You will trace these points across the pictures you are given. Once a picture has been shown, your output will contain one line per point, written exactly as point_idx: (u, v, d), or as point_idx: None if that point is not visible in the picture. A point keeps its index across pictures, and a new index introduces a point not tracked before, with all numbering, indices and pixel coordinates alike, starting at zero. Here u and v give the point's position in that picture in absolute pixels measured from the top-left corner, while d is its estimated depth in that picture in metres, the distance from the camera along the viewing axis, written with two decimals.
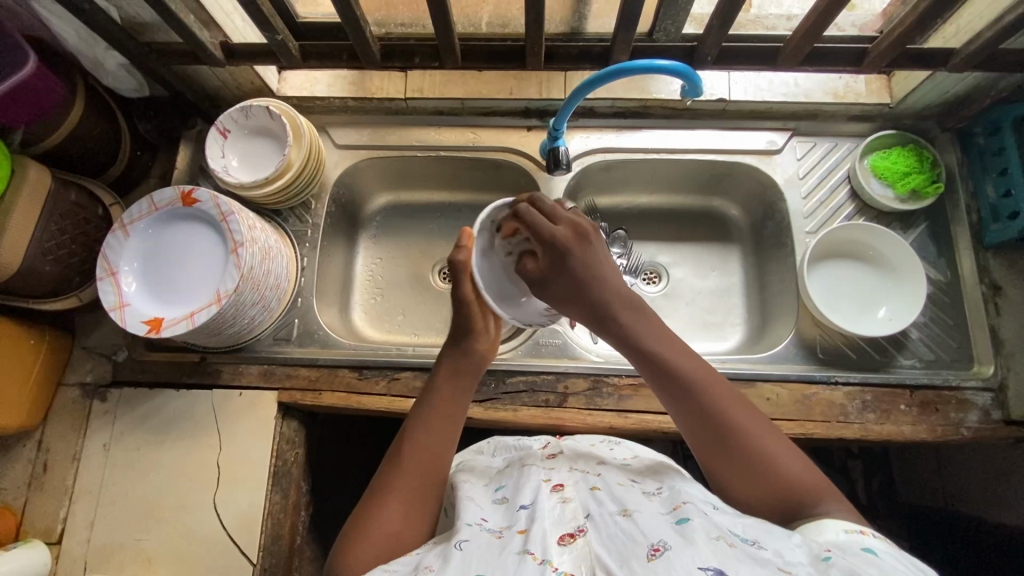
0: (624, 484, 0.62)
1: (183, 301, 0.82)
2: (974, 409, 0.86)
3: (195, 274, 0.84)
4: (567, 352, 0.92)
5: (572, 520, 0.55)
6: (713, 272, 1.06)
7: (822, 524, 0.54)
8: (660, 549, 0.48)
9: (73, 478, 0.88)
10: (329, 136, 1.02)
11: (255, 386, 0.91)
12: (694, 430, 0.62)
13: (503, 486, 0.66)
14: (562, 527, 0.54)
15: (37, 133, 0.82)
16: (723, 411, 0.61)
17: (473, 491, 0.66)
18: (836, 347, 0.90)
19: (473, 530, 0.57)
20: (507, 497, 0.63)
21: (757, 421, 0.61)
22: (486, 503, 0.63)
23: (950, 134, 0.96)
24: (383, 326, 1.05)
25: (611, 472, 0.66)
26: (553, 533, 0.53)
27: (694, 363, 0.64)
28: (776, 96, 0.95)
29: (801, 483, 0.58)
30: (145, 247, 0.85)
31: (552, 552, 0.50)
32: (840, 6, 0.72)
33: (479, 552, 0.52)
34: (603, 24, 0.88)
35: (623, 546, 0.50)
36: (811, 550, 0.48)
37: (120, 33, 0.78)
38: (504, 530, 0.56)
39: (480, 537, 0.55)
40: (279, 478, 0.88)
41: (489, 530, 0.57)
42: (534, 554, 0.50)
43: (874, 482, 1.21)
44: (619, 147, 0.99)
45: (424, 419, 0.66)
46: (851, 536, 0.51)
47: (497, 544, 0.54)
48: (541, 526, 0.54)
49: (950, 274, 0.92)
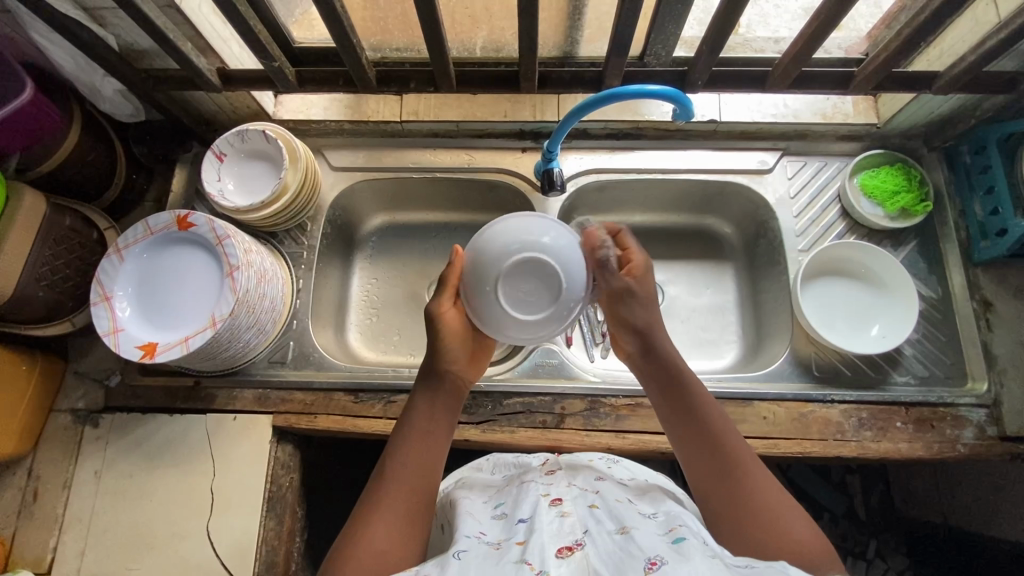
0: (622, 501, 0.63)
1: (178, 321, 0.82)
2: (970, 426, 0.86)
3: (188, 292, 0.84)
4: (564, 371, 0.92)
5: (570, 534, 0.54)
6: (707, 288, 1.07)
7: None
8: (656, 563, 0.48)
9: (63, 507, 0.87)
10: (325, 159, 1.02)
11: (250, 410, 0.90)
12: (705, 483, 0.63)
13: (502, 503, 0.66)
14: (561, 540, 0.53)
15: (32, 159, 0.82)
16: (738, 472, 0.62)
17: (472, 508, 0.66)
18: (831, 363, 0.91)
19: (471, 541, 0.57)
20: (505, 513, 0.63)
21: (772, 485, 0.61)
22: (484, 519, 0.63)
23: (937, 153, 0.97)
24: (379, 347, 1.05)
25: (608, 489, 0.66)
26: (551, 546, 0.52)
27: (705, 414, 0.67)
28: (766, 117, 0.97)
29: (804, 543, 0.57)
30: (135, 267, 0.84)
31: (550, 564, 0.50)
32: (828, 32, 0.74)
33: (478, 562, 0.52)
34: (596, 48, 0.88)
35: (621, 560, 0.50)
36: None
37: (116, 60, 0.79)
38: (502, 542, 0.56)
39: (478, 548, 0.55)
40: (273, 504, 0.87)
41: (487, 542, 0.57)
42: (531, 564, 0.50)
43: (873, 498, 1.23)
44: (612, 168, 1.00)
45: (415, 436, 0.66)
46: None
47: (495, 554, 0.53)
48: (539, 538, 0.54)
49: (941, 291, 0.93)
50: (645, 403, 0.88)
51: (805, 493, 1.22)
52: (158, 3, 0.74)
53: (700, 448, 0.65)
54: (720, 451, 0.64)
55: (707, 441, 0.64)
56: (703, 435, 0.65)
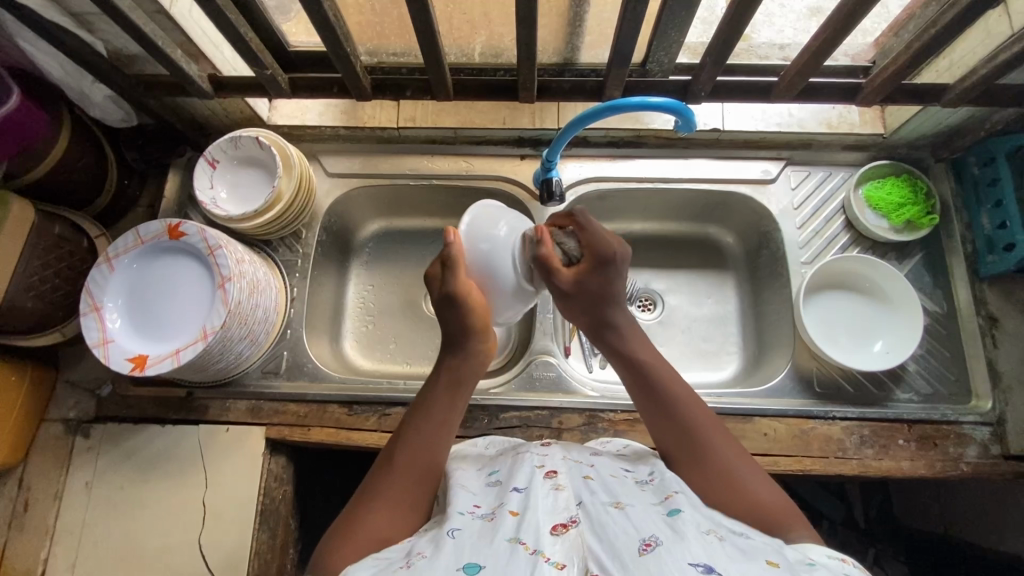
0: (617, 475, 0.62)
1: (170, 317, 0.81)
2: (973, 444, 0.84)
3: (183, 289, 0.83)
4: (561, 385, 0.91)
5: (565, 510, 0.53)
6: (708, 299, 1.05)
7: (807, 547, 0.53)
8: (651, 544, 0.48)
9: (54, 518, 0.86)
10: (320, 165, 1.01)
11: (243, 421, 0.89)
12: (672, 443, 0.66)
13: (497, 470, 0.65)
14: (555, 516, 0.52)
15: (21, 166, 0.80)
16: (700, 429, 0.65)
17: (465, 477, 0.64)
18: (833, 379, 0.89)
19: (465, 518, 0.55)
20: (500, 479, 0.62)
21: (732, 444, 0.65)
22: (477, 488, 0.62)
23: (944, 164, 0.96)
24: (375, 355, 1.04)
25: (603, 462, 0.65)
26: (546, 522, 0.52)
27: (664, 377, 0.70)
28: (770, 126, 0.95)
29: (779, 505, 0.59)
30: (136, 272, 0.83)
31: (545, 543, 0.49)
32: (836, 43, 0.72)
33: (471, 541, 0.51)
34: (597, 55, 0.86)
35: (616, 538, 0.49)
36: (795, 555, 0.51)
37: (104, 66, 0.77)
38: (496, 512, 0.55)
39: (471, 525, 0.53)
40: (266, 517, 0.86)
41: (481, 515, 0.55)
42: (526, 544, 0.48)
43: (872, 508, 1.20)
44: (612, 176, 0.99)
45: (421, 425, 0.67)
46: (834, 562, 0.51)
47: (488, 530, 0.52)
48: (535, 513, 0.52)
49: (946, 306, 0.91)
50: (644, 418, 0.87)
51: (804, 502, 1.20)
52: (148, 8, 0.72)
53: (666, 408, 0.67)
54: (684, 414, 0.66)
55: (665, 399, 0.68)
56: (668, 397, 0.68)
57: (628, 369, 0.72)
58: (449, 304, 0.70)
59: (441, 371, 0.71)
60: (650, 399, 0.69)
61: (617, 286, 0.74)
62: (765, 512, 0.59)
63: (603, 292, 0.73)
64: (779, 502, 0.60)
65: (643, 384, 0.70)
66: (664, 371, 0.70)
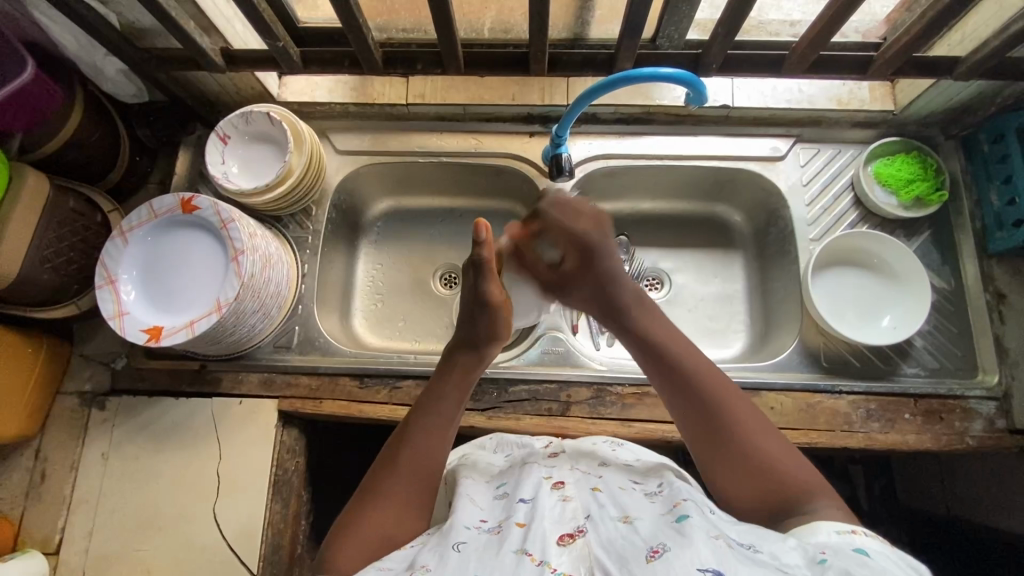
0: (625, 488, 0.63)
1: (179, 303, 0.82)
2: (979, 418, 0.85)
3: (192, 278, 0.83)
4: (570, 359, 0.92)
5: (572, 520, 0.55)
6: (715, 277, 1.06)
7: (815, 526, 0.54)
8: (659, 551, 0.49)
9: (70, 488, 0.88)
10: (330, 142, 1.01)
11: (256, 394, 0.90)
12: (695, 428, 0.66)
13: (504, 484, 0.66)
14: (562, 526, 0.54)
15: (35, 139, 0.81)
16: (723, 408, 0.65)
17: (473, 489, 0.66)
18: (840, 354, 0.90)
19: (471, 532, 0.57)
20: (507, 494, 0.63)
21: (752, 419, 0.65)
22: (486, 502, 0.64)
23: (954, 141, 0.95)
24: (384, 333, 1.05)
25: (612, 474, 0.67)
26: (553, 532, 0.53)
27: (683, 359, 0.69)
28: (780, 102, 0.94)
29: (802, 484, 0.60)
30: (145, 252, 0.84)
31: (551, 553, 0.51)
32: (849, 13, 0.72)
33: (477, 554, 0.53)
34: (607, 30, 0.86)
35: (622, 547, 0.50)
36: (806, 553, 0.50)
37: (118, 38, 0.77)
38: (503, 526, 0.57)
39: (478, 539, 0.56)
40: (279, 487, 0.87)
41: (487, 530, 0.57)
42: (532, 554, 0.50)
43: (876, 488, 1.20)
44: (621, 153, 0.99)
45: (427, 424, 0.67)
46: (843, 537, 0.52)
47: (494, 544, 0.54)
48: (542, 525, 0.54)
49: (954, 282, 0.92)
50: (652, 392, 0.88)
51: None
52: None
53: (694, 397, 0.66)
54: (713, 397, 0.65)
55: (685, 383, 0.67)
56: (693, 383, 0.67)
57: (644, 354, 0.72)
58: (483, 308, 0.75)
59: (456, 364, 0.73)
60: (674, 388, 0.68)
61: (612, 264, 0.80)
62: (794, 488, 0.60)
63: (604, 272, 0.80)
64: (806, 476, 0.61)
65: (663, 368, 0.69)
66: (681, 351, 0.70)
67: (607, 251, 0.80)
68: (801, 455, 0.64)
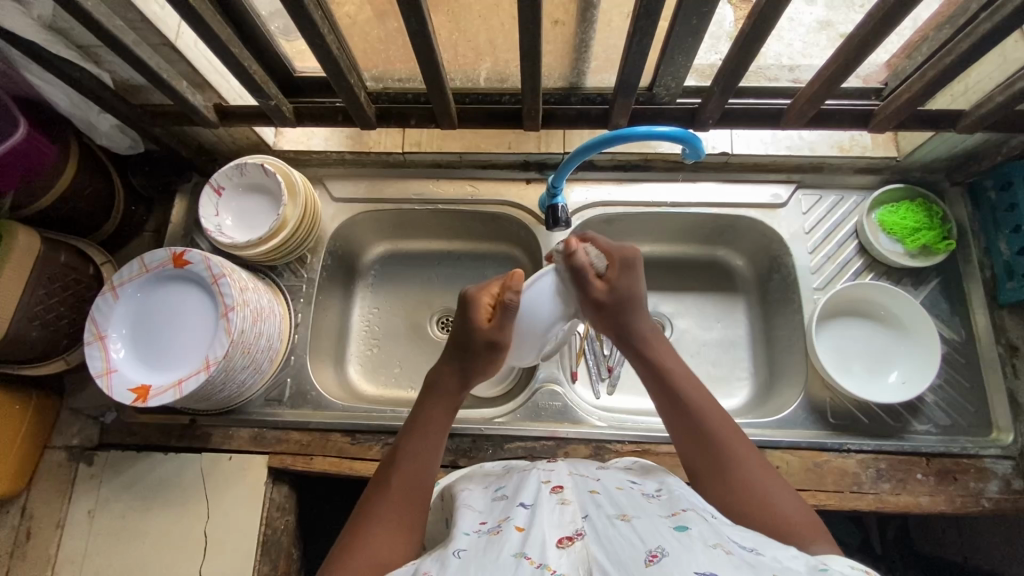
0: (623, 488, 0.60)
1: (170, 360, 0.80)
2: (994, 479, 0.82)
3: (189, 312, 0.83)
4: (568, 415, 0.89)
5: (571, 523, 0.52)
6: (718, 323, 1.03)
7: (826, 557, 0.51)
8: (657, 555, 0.46)
9: (55, 548, 0.85)
10: (326, 190, 1.01)
11: (246, 450, 0.88)
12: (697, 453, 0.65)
13: (503, 488, 0.63)
14: (562, 530, 0.51)
15: (28, 195, 0.81)
16: (726, 441, 0.64)
17: (471, 499, 0.63)
18: (847, 410, 0.87)
19: (470, 537, 0.53)
20: (507, 496, 0.60)
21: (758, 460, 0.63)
22: (483, 506, 0.60)
23: (960, 188, 0.93)
24: (379, 380, 1.03)
25: (609, 476, 0.64)
26: (551, 536, 0.50)
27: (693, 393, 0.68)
28: (779, 150, 0.93)
29: (801, 523, 0.58)
30: (131, 311, 0.83)
31: (551, 556, 0.47)
32: (851, 71, 0.70)
33: (478, 557, 0.49)
34: (603, 79, 0.84)
35: (620, 548, 0.47)
36: (808, 563, 0.48)
37: (113, 98, 0.77)
38: (503, 527, 0.53)
39: (478, 542, 0.52)
40: (269, 548, 0.85)
41: (487, 531, 0.54)
42: (531, 558, 0.47)
43: (889, 532, 1.10)
44: (619, 201, 0.97)
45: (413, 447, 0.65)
46: (855, 571, 0.48)
47: (495, 545, 0.50)
48: (540, 527, 0.51)
49: (965, 334, 0.89)
50: (653, 449, 0.85)
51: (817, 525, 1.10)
52: (153, 42, 0.73)
53: (689, 420, 0.66)
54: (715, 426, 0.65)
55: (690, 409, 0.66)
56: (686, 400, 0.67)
57: (654, 380, 0.70)
58: (478, 350, 0.70)
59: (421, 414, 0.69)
60: (667, 405, 0.68)
61: (641, 290, 0.74)
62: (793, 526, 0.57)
63: (633, 295, 0.73)
64: (803, 519, 0.58)
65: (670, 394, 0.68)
66: (678, 368, 0.70)
67: (633, 287, 0.73)
68: (792, 493, 0.61)
